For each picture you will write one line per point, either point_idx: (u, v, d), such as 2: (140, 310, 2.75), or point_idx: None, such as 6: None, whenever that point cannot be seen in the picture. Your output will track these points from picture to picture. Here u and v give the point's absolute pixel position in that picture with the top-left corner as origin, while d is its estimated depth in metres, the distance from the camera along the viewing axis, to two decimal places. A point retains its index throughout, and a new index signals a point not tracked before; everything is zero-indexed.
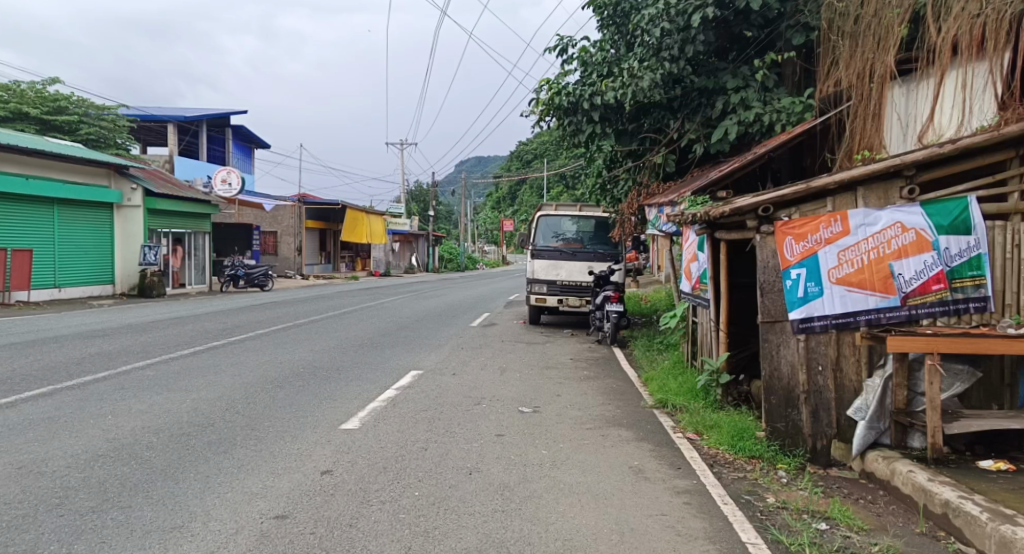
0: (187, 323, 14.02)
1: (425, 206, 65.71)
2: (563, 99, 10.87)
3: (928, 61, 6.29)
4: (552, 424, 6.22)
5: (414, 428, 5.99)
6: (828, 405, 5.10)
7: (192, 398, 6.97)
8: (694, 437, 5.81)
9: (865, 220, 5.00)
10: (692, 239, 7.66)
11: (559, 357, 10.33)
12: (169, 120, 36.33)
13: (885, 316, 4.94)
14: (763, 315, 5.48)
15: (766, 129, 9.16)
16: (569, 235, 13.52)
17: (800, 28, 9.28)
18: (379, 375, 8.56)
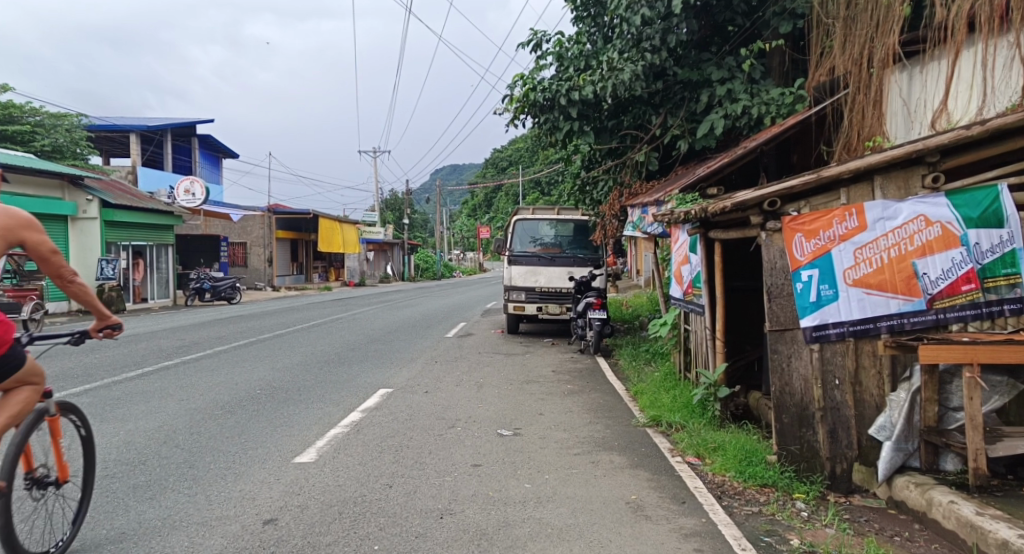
0: (141, 340, 13.03)
1: (400, 215, 64.91)
2: (539, 95, 10.19)
3: (938, 39, 5.75)
4: (534, 450, 5.53)
5: (377, 460, 5.26)
6: (847, 423, 4.51)
7: (126, 430, 6.14)
8: (695, 461, 5.18)
9: (884, 214, 4.40)
10: (683, 239, 7.03)
11: (540, 370, 9.61)
12: (131, 130, 35.09)
13: (909, 321, 4.36)
14: (770, 322, 4.86)
15: (755, 122, 8.62)
16: (547, 240, 12.89)
17: (787, 16, 8.67)
18: (345, 395, 7.80)
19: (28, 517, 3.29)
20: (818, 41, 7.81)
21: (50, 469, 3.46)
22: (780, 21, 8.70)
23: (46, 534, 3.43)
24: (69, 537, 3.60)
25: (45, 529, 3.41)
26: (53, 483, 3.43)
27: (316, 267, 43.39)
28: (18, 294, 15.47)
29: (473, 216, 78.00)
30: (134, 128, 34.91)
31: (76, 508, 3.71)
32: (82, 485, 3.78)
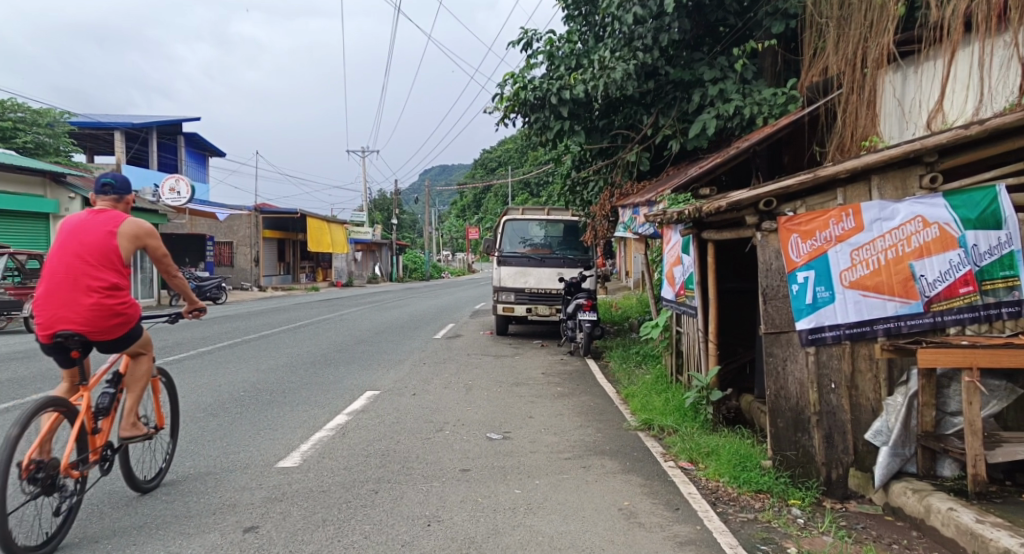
0: None
1: (388, 215, 64.55)
2: (529, 94, 10.07)
3: (933, 39, 5.70)
4: (524, 454, 5.40)
5: (363, 465, 5.10)
6: (843, 427, 4.44)
7: None
8: (688, 466, 5.08)
9: (881, 214, 4.33)
10: (675, 240, 6.93)
11: (530, 372, 9.49)
12: (116, 128, 34.62)
13: (906, 324, 4.29)
14: (766, 325, 4.71)
15: (747, 123, 8.55)
16: (537, 241, 12.78)
17: (779, 16, 8.62)
18: (331, 398, 7.63)
19: (137, 452, 4.42)
20: (810, 41, 7.76)
21: (152, 418, 4.56)
22: (772, 21, 8.65)
23: (149, 467, 4.54)
24: (161, 473, 4.67)
25: (151, 462, 4.57)
26: (155, 428, 4.52)
27: (304, 267, 43.03)
28: (21, 291, 15.39)
29: (462, 216, 77.75)
30: (118, 126, 34.43)
31: (168, 449, 4.83)
32: (171, 432, 4.90)
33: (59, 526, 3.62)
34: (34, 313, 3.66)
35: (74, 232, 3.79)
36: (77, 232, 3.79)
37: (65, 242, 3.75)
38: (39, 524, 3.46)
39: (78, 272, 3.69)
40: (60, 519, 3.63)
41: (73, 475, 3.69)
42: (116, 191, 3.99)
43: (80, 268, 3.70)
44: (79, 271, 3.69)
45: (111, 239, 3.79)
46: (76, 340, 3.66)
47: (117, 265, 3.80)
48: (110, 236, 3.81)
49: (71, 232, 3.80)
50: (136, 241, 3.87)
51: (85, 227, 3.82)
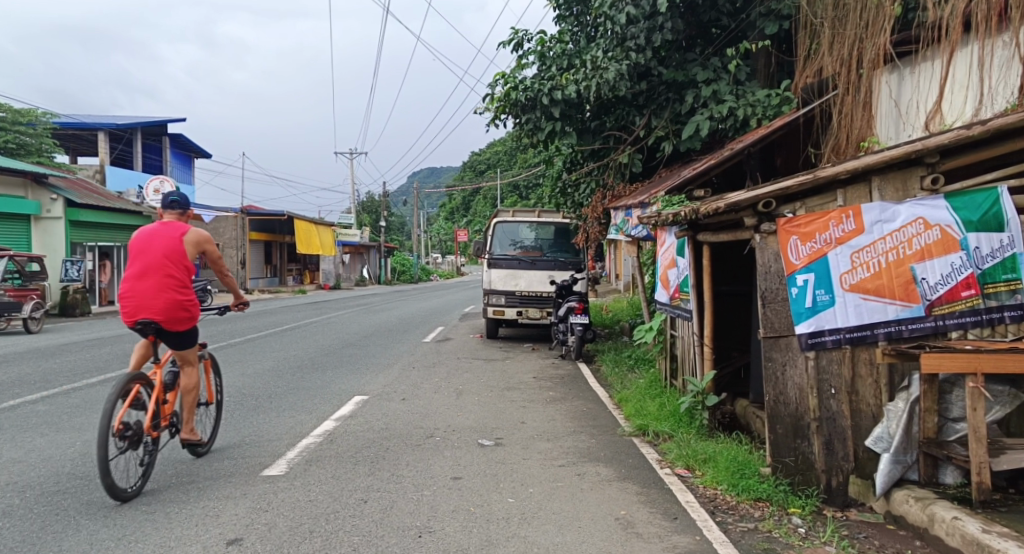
0: (105, 345, 12.48)
1: (376, 218, 64.19)
2: (520, 94, 9.95)
3: (931, 39, 5.65)
4: (517, 461, 5.27)
5: (351, 473, 4.95)
6: (843, 434, 4.35)
7: (83, 440, 5.74)
8: (685, 473, 4.98)
9: (882, 216, 4.24)
10: (670, 243, 6.84)
11: (521, 377, 9.36)
12: (100, 128, 34.13)
13: (907, 328, 4.20)
14: (765, 329, 4.64)
15: (740, 124, 8.49)
16: (527, 243, 12.68)
17: (773, 17, 8.57)
18: (318, 403, 7.46)
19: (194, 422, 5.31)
20: (804, 42, 7.72)
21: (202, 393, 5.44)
22: (766, 22, 8.60)
23: (202, 433, 5.43)
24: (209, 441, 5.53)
25: (203, 430, 5.45)
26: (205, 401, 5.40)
27: (291, 269, 42.64)
28: (21, 292, 15.43)
29: (451, 219, 77.54)
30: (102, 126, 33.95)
31: (216, 419, 5.70)
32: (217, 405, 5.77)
33: (140, 475, 4.48)
34: (121, 304, 4.45)
35: (149, 238, 4.60)
36: (153, 239, 4.61)
37: (143, 247, 4.56)
38: (127, 472, 4.32)
39: (156, 271, 4.50)
40: (140, 469, 4.49)
41: (151, 434, 4.57)
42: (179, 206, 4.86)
43: (157, 267, 4.50)
44: (156, 270, 4.49)
45: (180, 245, 4.61)
46: (156, 326, 4.45)
47: (186, 265, 4.62)
48: (180, 241, 4.64)
49: (147, 239, 4.62)
50: (199, 247, 4.71)
51: (157, 235, 4.64)
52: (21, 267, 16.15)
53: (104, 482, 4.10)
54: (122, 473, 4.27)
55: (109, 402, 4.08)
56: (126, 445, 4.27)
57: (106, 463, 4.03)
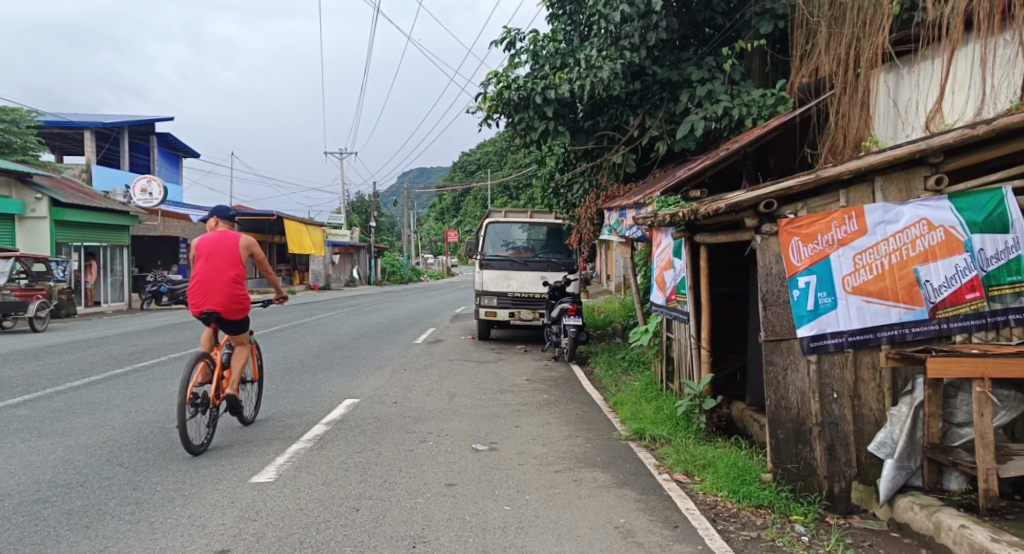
0: (89, 346, 12.25)
1: (366, 218, 63.80)
2: (513, 93, 9.82)
3: (930, 38, 5.61)
4: (513, 467, 5.15)
5: (343, 480, 4.80)
6: (846, 439, 4.26)
7: (64, 445, 5.57)
8: (684, 479, 4.89)
9: (885, 217, 4.16)
10: (666, 243, 6.75)
11: (514, 379, 9.24)
12: (86, 126, 33.67)
13: (911, 331, 4.12)
14: (767, 332, 4.59)
15: (736, 124, 8.42)
16: (520, 244, 12.56)
17: (768, 16, 8.52)
18: (307, 406, 7.30)
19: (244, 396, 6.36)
20: (800, 41, 7.67)
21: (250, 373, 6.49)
22: (761, 21, 8.54)
23: (250, 406, 6.47)
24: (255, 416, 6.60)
25: (251, 403, 6.49)
26: (252, 379, 6.44)
27: (280, 270, 42.29)
28: (26, 292, 15.72)
29: (441, 219, 77.32)
30: (88, 125, 33.51)
31: (260, 395, 6.73)
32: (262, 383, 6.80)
33: (206, 434, 5.53)
34: (190, 297, 5.51)
35: (212, 245, 5.67)
36: (216, 244, 5.69)
37: (209, 251, 5.64)
38: (197, 430, 5.38)
39: (219, 271, 5.57)
40: (207, 430, 5.55)
41: (214, 401, 5.62)
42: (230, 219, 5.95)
43: (220, 267, 5.58)
44: (220, 270, 5.55)
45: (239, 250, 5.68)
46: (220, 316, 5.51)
47: (243, 266, 5.70)
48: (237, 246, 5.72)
49: (211, 245, 5.70)
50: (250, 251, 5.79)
51: (219, 242, 5.72)
52: (27, 267, 16.47)
53: (181, 435, 5.15)
54: (195, 430, 5.34)
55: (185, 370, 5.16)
56: (198, 408, 5.35)
57: (183, 420, 5.07)
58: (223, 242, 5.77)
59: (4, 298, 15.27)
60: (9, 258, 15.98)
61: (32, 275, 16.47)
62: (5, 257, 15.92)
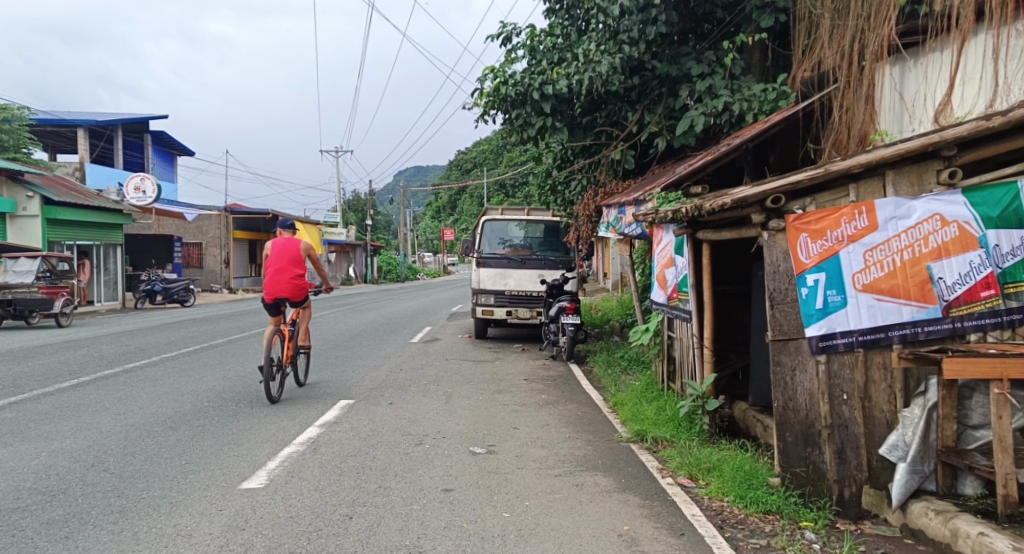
0: (81, 346, 12.04)
1: (362, 216, 63.56)
2: (510, 88, 9.64)
3: (938, 29, 5.49)
4: (512, 471, 5.00)
5: (336, 485, 4.65)
6: (856, 442, 4.13)
7: (49, 449, 5.39)
8: (688, 483, 4.76)
9: (896, 212, 3.99)
10: (667, 240, 6.59)
11: (512, 379, 9.08)
12: (79, 124, 33.31)
13: (924, 331, 3.93)
14: (774, 331, 4.52)
15: (736, 120, 8.27)
16: (517, 241, 12.42)
17: (770, 9, 8.37)
18: (301, 408, 7.14)
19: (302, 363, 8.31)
20: (802, 35, 7.54)
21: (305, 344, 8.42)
22: (762, 15, 8.39)
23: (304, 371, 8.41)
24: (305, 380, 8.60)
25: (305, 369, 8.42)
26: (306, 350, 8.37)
27: None
28: (52, 290, 16.95)
29: (437, 218, 77.10)
30: (82, 123, 33.19)
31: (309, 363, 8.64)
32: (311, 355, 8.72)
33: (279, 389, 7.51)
34: (263, 290, 7.44)
35: (281, 249, 7.54)
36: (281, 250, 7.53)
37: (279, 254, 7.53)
38: (275, 386, 7.38)
39: (285, 270, 7.47)
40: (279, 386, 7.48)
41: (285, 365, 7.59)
42: (291, 226, 7.67)
43: (286, 268, 7.49)
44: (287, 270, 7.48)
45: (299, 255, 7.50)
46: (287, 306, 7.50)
47: (302, 265, 7.59)
48: (298, 250, 7.57)
49: (277, 248, 7.54)
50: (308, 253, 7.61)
51: (285, 247, 7.56)
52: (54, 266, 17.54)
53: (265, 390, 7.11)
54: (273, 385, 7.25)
55: (268, 340, 6.99)
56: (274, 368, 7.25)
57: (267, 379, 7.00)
58: (288, 246, 7.61)
59: (32, 295, 16.47)
60: (36, 257, 17.05)
61: (57, 272, 17.50)
62: (32, 257, 16.96)
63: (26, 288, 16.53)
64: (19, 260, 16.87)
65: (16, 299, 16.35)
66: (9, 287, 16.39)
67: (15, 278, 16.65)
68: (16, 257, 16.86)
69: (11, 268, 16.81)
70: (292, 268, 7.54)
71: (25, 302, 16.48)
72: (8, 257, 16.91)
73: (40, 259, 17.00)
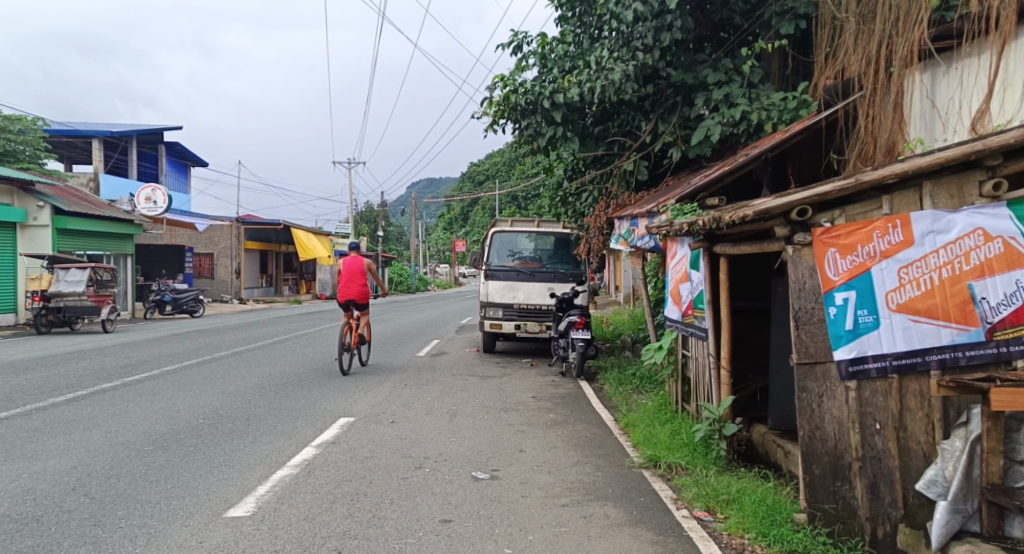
0: (83, 358, 11.82)
1: (374, 227, 63.66)
2: (520, 97, 9.40)
3: (975, 33, 5.22)
4: (515, 500, 4.68)
5: (327, 514, 4.33)
6: (890, 476, 3.79)
7: (30, 469, 5.12)
8: (706, 516, 4.41)
9: (934, 226, 3.64)
10: (683, 253, 6.28)
11: (519, 396, 8.74)
12: (94, 135, 33.52)
13: (965, 355, 3.56)
14: (799, 354, 4.22)
15: (754, 129, 7.98)
16: (526, 254, 12.16)
17: (790, 16, 8.08)
18: (299, 426, 6.85)
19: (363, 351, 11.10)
20: (825, 41, 7.25)
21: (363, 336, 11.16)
22: (781, 21, 8.10)
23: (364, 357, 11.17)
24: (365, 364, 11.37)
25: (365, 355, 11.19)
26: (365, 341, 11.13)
27: (287, 279, 41.98)
28: (100, 298, 17.97)
29: (449, 230, 77.07)
30: (96, 134, 33.39)
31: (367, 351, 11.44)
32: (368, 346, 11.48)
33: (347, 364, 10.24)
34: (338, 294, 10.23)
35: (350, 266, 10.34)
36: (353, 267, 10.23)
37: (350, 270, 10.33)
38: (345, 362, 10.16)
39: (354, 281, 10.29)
40: (349, 362, 10.31)
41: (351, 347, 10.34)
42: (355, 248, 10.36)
43: (356, 279, 10.33)
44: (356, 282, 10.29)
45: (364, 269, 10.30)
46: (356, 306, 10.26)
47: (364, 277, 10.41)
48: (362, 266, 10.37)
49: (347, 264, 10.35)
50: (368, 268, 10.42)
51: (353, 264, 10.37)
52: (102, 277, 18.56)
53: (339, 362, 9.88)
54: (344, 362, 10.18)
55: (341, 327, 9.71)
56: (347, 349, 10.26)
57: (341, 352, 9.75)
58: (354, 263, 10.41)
59: (81, 303, 17.58)
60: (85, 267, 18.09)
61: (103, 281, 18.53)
62: (81, 267, 18.03)
63: (76, 296, 17.68)
64: (70, 270, 17.94)
65: (65, 306, 17.52)
66: (61, 295, 17.66)
67: (67, 286, 17.76)
68: (67, 267, 17.94)
69: (63, 277, 17.93)
70: (359, 279, 10.38)
71: (74, 309, 17.57)
72: (59, 266, 18.01)
73: (89, 270, 18.02)
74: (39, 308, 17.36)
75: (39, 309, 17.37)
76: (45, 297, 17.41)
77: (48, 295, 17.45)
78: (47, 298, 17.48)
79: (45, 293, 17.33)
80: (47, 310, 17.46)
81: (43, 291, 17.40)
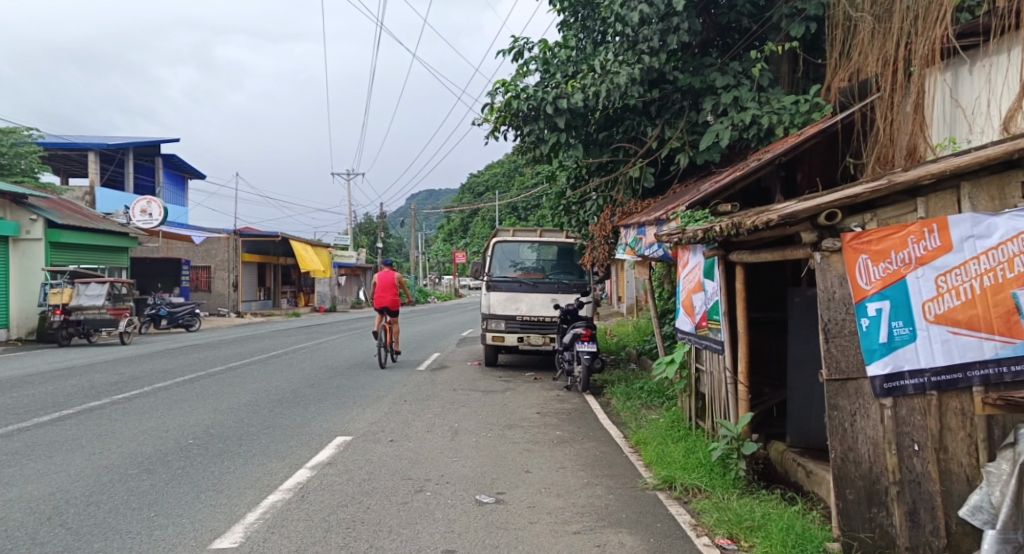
0: (73, 374, 11.49)
1: (373, 239, 63.38)
2: (522, 102, 9.12)
3: (1001, 30, 4.99)
4: (523, 527, 4.37)
5: (321, 545, 4.02)
6: (931, 502, 3.50)
7: (4, 497, 4.80)
8: (729, 544, 4.09)
9: (974, 231, 3.37)
10: (695, 263, 6.02)
11: (523, 412, 8.41)
12: (91, 148, 33.31)
13: (1010, 370, 3.32)
14: (829, 370, 3.90)
15: (765, 133, 7.72)
16: (528, 264, 11.88)
17: (800, 18, 7.87)
18: (293, 446, 6.54)
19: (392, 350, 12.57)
20: (838, 42, 7.02)
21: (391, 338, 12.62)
22: (791, 23, 7.88)
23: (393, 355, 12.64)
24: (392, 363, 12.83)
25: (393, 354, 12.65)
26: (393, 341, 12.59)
27: (285, 292, 41.63)
28: (118, 310, 17.93)
29: (448, 241, 76.86)
30: (93, 147, 33.17)
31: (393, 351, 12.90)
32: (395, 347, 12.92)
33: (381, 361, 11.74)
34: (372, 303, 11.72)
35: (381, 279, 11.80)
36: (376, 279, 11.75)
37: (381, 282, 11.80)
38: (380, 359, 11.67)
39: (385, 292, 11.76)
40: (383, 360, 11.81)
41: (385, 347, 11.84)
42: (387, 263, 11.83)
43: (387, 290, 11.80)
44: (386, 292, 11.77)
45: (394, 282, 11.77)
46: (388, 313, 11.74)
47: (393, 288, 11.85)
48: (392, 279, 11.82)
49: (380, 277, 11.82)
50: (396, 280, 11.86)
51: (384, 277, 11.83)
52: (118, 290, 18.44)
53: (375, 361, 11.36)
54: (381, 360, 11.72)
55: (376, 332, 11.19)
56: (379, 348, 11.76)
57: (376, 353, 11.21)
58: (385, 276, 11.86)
59: (99, 315, 17.57)
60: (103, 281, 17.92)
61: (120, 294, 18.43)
62: (100, 281, 17.84)
63: (95, 310, 17.66)
64: (90, 284, 17.80)
65: (85, 319, 17.49)
66: (81, 308, 17.63)
67: (87, 300, 17.69)
68: (87, 281, 17.81)
69: (83, 291, 17.83)
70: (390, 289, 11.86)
71: (92, 322, 17.57)
72: (80, 280, 17.82)
73: (108, 284, 17.85)
74: (59, 321, 17.33)
75: (59, 322, 17.36)
76: (66, 311, 17.37)
77: (69, 308, 17.41)
78: (67, 311, 17.43)
79: (65, 307, 17.26)
80: (67, 323, 17.44)
81: (64, 304, 17.30)
